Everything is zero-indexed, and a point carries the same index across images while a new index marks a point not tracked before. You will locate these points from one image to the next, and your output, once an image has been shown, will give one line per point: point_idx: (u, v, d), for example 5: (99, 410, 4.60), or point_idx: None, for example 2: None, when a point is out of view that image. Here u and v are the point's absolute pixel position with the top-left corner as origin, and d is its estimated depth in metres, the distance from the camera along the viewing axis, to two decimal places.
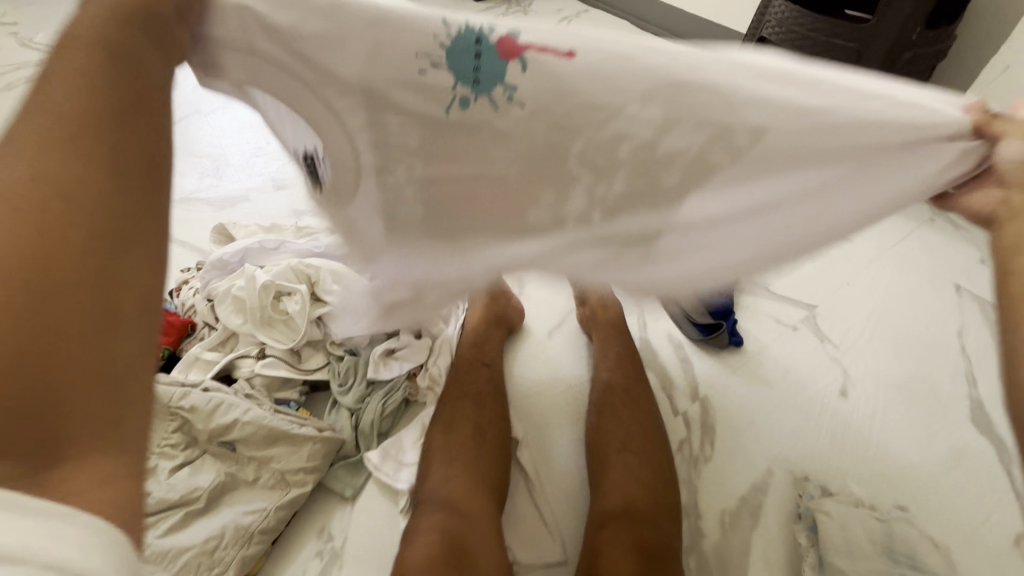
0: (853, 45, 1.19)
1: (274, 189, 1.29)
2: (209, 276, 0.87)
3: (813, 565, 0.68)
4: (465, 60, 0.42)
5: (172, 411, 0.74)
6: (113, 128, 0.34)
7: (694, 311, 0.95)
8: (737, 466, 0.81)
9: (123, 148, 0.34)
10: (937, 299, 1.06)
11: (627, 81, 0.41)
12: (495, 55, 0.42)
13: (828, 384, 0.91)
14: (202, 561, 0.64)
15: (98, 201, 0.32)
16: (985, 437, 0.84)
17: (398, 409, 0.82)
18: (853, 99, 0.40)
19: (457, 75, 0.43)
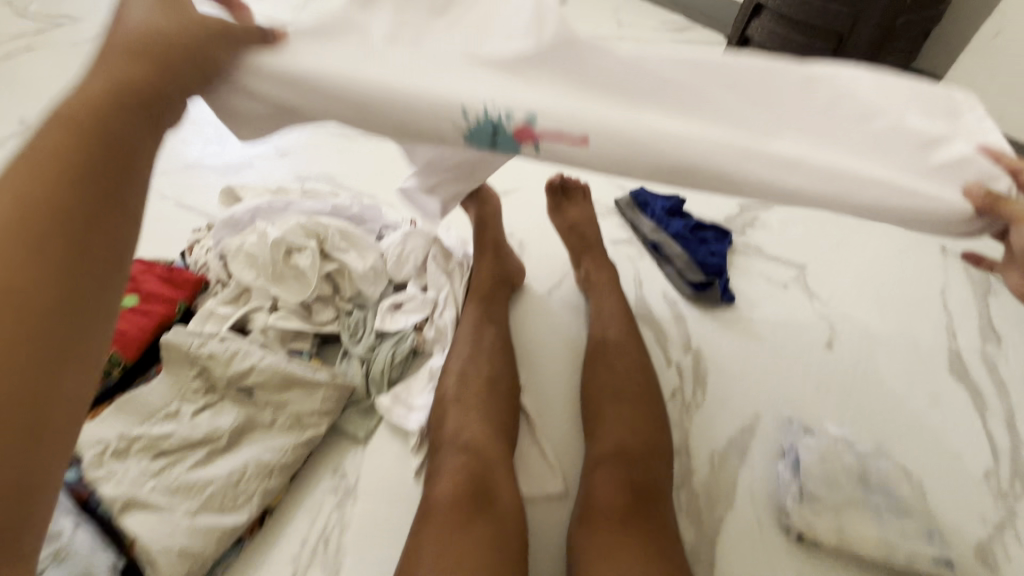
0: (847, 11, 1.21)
1: (277, 156, 1.31)
2: (221, 234, 0.90)
3: (795, 495, 0.73)
4: (483, 139, 0.49)
5: (191, 359, 0.78)
6: (76, 221, 0.39)
7: (688, 269, 1.03)
8: (725, 411, 0.85)
9: (84, 243, 0.39)
10: (922, 258, 1.10)
11: (636, 163, 0.47)
12: (512, 139, 0.49)
13: (815, 338, 0.95)
14: (227, 492, 0.68)
15: (51, 249, 0.38)
16: (961, 384, 0.89)
17: (407, 359, 0.86)
18: (851, 178, 0.45)
19: (476, 144, 0.50)
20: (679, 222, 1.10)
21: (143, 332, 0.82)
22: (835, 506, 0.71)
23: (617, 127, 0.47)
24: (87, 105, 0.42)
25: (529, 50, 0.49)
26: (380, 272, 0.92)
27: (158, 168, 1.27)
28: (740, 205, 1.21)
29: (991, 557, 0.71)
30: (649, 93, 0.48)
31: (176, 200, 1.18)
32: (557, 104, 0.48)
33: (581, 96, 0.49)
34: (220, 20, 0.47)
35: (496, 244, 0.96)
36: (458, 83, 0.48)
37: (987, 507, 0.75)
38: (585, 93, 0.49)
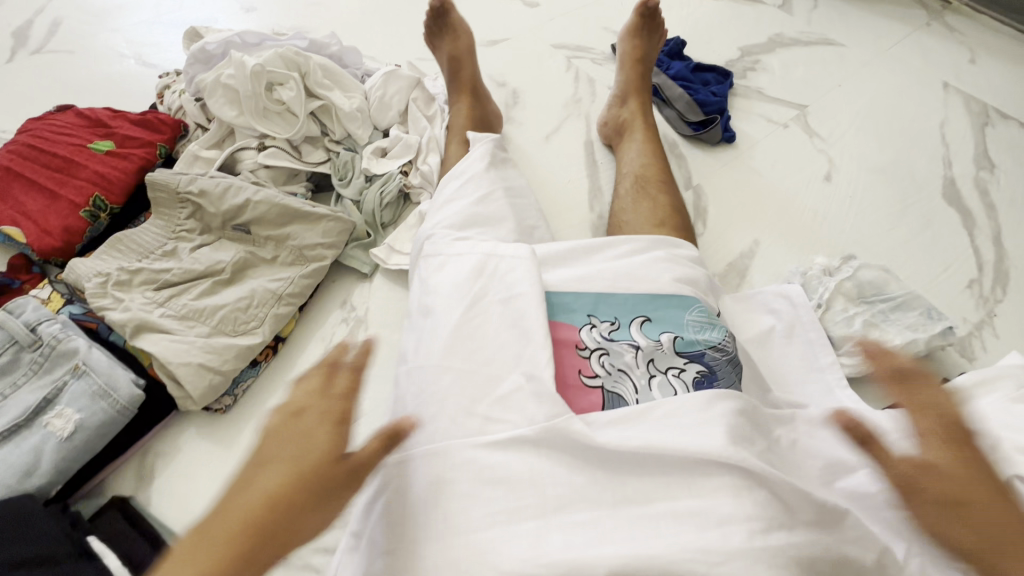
0: None
1: (241, 11, 1.18)
2: (193, 71, 0.85)
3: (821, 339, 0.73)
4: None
5: (181, 198, 0.75)
6: None
7: (689, 110, 1.00)
8: (725, 240, 0.86)
9: None
10: (924, 95, 1.08)
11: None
12: None
13: (814, 171, 0.95)
14: (236, 317, 0.68)
15: None
16: (953, 208, 0.91)
17: (396, 203, 0.83)
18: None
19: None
20: (679, 63, 1.06)
21: (127, 176, 0.78)
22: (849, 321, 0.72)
23: (629, 503, 0.45)
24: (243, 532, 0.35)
25: (527, 430, 0.48)
26: (368, 114, 0.88)
27: (111, 27, 1.15)
28: (741, 50, 1.15)
29: (969, 348, 0.76)
30: (652, 486, 0.46)
31: (136, 59, 1.08)
32: (573, 481, 0.46)
33: (594, 483, 0.46)
34: (360, 458, 0.41)
35: (474, 85, 0.88)
36: (463, 548, 0.43)
37: (968, 309, 0.80)
38: (612, 471, 0.47)
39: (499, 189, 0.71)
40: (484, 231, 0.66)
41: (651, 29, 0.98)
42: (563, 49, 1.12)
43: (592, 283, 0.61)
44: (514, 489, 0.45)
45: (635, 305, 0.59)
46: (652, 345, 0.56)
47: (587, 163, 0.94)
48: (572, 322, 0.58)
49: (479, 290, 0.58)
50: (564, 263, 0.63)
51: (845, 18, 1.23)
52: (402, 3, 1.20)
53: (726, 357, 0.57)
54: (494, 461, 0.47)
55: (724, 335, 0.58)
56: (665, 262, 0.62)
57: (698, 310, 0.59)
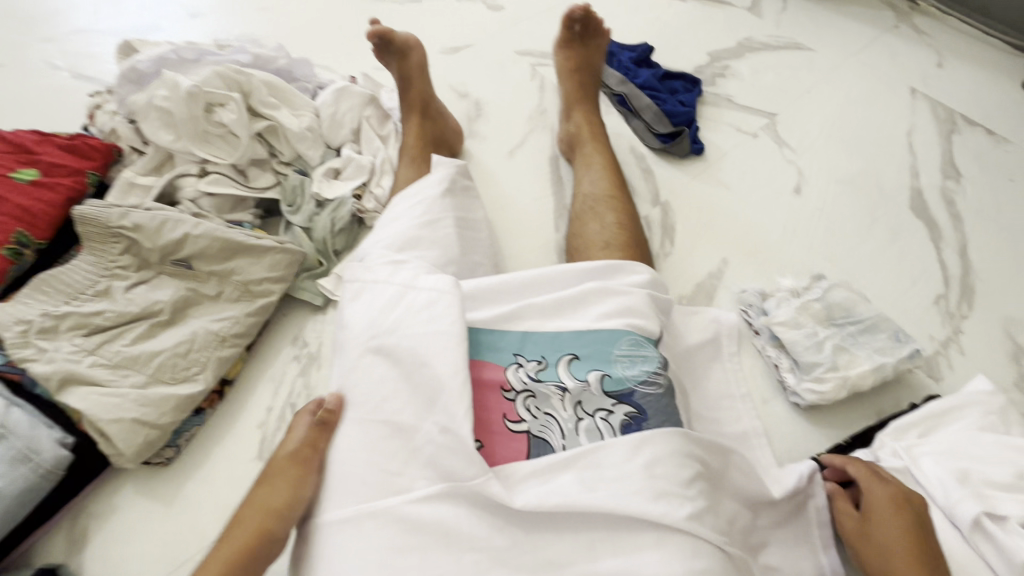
0: None
1: (187, 17, 1.11)
2: (125, 91, 0.79)
3: (789, 368, 0.72)
4: None
5: (113, 232, 0.69)
6: None
7: (657, 121, 0.97)
8: (692, 259, 0.84)
9: None
10: (892, 101, 1.07)
11: None
12: None
13: (783, 184, 0.93)
14: (177, 363, 0.64)
15: None
16: (920, 219, 0.90)
17: (349, 229, 0.78)
18: None
19: None
20: (646, 71, 1.04)
21: (53, 209, 0.72)
22: (817, 345, 0.71)
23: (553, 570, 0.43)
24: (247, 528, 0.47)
25: (437, 488, 0.45)
26: (318, 133, 0.83)
27: (45, 36, 1.07)
28: (710, 55, 1.12)
29: (936, 367, 0.75)
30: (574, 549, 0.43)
31: (70, 71, 1.01)
32: (492, 544, 0.43)
33: (514, 545, 0.43)
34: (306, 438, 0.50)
35: (425, 101, 0.83)
36: None
37: (935, 326, 0.79)
38: (531, 534, 0.44)
39: (448, 219, 0.66)
40: (425, 255, 0.62)
41: (585, 36, 0.95)
42: (528, 56, 1.08)
43: (521, 324, 0.57)
44: (423, 550, 0.42)
45: (562, 342, 0.55)
46: (580, 386, 0.52)
47: (552, 179, 0.90)
48: (498, 361, 0.54)
49: (394, 326, 0.52)
50: (495, 298, 0.58)
51: (814, 21, 1.21)
52: (360, 8, 1.14)
53: (659, 391, 0.52)
54: (406, 519, 0.43)
55: (656, 367, 0.53)
56: (596, 291, 0.58)
57: (628, 342, 0.54)
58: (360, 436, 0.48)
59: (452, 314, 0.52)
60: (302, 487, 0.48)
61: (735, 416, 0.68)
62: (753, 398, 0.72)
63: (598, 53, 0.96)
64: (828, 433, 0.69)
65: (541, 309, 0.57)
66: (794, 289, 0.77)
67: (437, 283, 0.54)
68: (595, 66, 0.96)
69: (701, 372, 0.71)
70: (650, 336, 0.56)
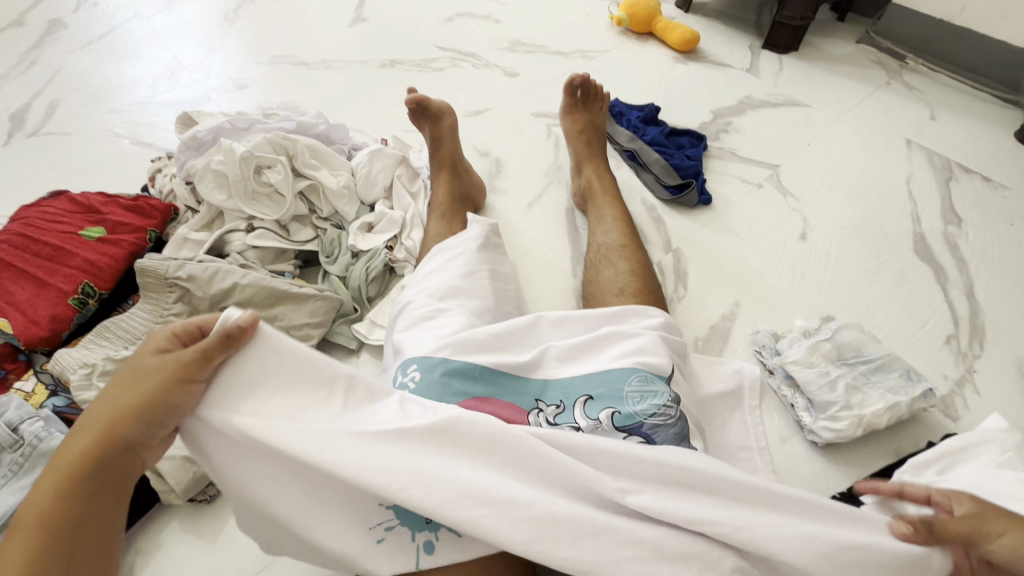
0: None
1: (235, 89, 1.23)
2: (184, 156, 0.88)
3: (805, 409, 0.74)
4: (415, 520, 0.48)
5: (169, 282, 0.74)
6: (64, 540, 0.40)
7: (665, 174, 1.04)
8: (705, 302, 0.88)
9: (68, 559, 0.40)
10: (890, 152, 1.13)
11: None
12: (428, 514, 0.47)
13: (790, 231, 0.98)
14: None
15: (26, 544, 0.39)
16: (925, 262, 0.93)
17: (382, 277, 0.84)
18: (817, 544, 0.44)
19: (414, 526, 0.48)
20: (654, 129, 1.12)
21: (116, 262, 0.79)
22: (831, 385, 0.73)
23: (500, 502, 0.43)
24: (105, 440, 0.42)
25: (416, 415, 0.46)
26: (354, 191, 0.91)
27: (108, 107, 1.20)
28: (713, 112, 1.21)
29: (952, 407, 0.77)
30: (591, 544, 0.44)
31: (131, 138, 1.12)
32: (461, 478, 0.44)
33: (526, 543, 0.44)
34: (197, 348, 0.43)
35: (454, 160, 0.91)
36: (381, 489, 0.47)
37: (948, 366, 0.81)
38: (495, 475, 0.45)
39: (482, 269, 0.72)
40: (460, 303, 0.66)
41: (587, 101, 1.06)
42: (544, 117, 1.17)
43: (551, 371, 0.61)
44: (378, 455, 0.44)
45: (579, 384, 0.59)
46: (593, 424, 0.55)
47: (569, 230, 0.96)
48: (520, 405, 0.57)
49: (442, 361, 0.57)
50: (515, 344, 0.62)
51: (810, 80, 1.29)
52: (390, 78, 1.26)
53: (669, 421, 0.54)
54: (364, 444, 0.44)
55: (666, 400, 0.55)
56: (610, 335, 0.61)
57: (638, 378, 0.57)
58: (300, 370, 0.46)
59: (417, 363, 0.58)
60: (171, 401, 0.42)
61: (753, 467, 0.69)
62: (771, 437, 0.74)
63: (599, 113, 1.06)
64: (848, 472, 0.71)
65: (576, 353, 0.61)
66: (806, 330, 0.81)
67: (476, 332, 0.61)
68: (599, 125, 1.05)
69: (721, 422, 0.72)
70: (661, 372, 0.58)
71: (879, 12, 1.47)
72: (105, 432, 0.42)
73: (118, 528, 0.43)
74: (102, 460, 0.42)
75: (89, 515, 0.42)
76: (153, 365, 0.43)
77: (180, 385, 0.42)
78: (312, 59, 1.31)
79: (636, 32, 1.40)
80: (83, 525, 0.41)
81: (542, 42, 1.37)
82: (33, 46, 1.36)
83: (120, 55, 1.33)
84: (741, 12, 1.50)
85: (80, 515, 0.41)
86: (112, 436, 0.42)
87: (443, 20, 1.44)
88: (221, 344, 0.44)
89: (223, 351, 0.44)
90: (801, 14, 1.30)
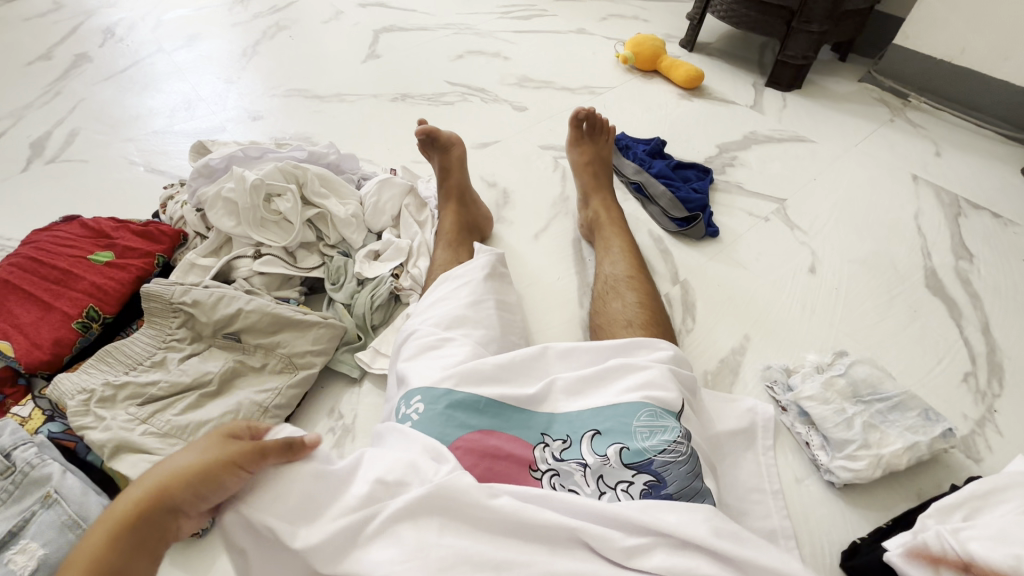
0: None
1: (249, 119, 1.26)
2: (196, 184, 0.89)
3: (820, 446, 0.72)
4: None
5: (175, 307, 0.74)
6: None
7: (672, 206, 1.04)
8: (714, 336, 0.87)
9: None
10: (897, 188, 1.13)
11: None
12: None
13: (798, 264, 0.97)
14: None
15: None
16: (939, 298, 0.92)
17: (387, 305, 0.84)
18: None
19: None
20: (660, 162, 1.13)
21: (122, 286, 0.79)
22: (847, 424, 0.71)
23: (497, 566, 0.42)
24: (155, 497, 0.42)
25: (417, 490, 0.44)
26: (362, 219, 0.92)
27: (126, 136, 1.23)
28: (718, 147, 1.22)
29: (975, 448, 0.74)
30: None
31: (145, 166, 1.14)
32: (457, 544, 0.42)
33: None
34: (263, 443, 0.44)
35: (462, 190, 0.92)
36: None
37: (968, 405, 0.78)
38: (495, 539, 0.43)
39: (488, 298, 0.71)
40: (466, 332, 0.65)
41: (592, 136, 1.07)
42: (551, 150, 1.19)
43: (556, 406, 0.59)
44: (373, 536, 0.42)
45: (586, 419, 0.57)
46: (600, 460, 0.53)
47: (575, 260, 0.96)
48: (525, 439, 0.56)
49: (446, 392, 0.56)
50: (520, 378, 0.61)
51: (814, 116, 1.31)
52: (401, 111, 1.29)
53: (680, 459, 0.52)
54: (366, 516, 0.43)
55: (676, 436, 0.53)
56: (618, 368, 0.60)
57: (647, 414, 0.55)
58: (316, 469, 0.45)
59: (418, 399, 0.56)
60: (222, 480, 0.42)
61: (765, 511, 0.66)
62: (785, 477, 0.71)
63: (606, 146, 1.07)
64: (868, 515, 0.68)
65: (584, 387, 0.60)
66: (818, 365, 0.79)
67: (481, 362, 0.59)
68: (605, 158, 1.06)
69: (733, 461, 0.69)
70: (671, 407, 0.56)
71: (880, 52, 1.51)
72: (156, 491, 0.42)
73: None
74: (146, 521, 0.41)
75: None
76: (220, 444, 0.44)
77: (237, 470, 0.43)
78: (326, 92, 1.35)
79: (641, 69, 1.43)
80: None
81: (550, 78, 1.41)
82: (58, 78, 1.40)
83: (140, 87, 1.38)
84: (745, 52, 1.54)
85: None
86: (161, 500, 0.42)
87: (454, 56, 1.49)
88: (287, 447, 0.45)
89: (282, 455, 0.45)
90: (803, 54, 1.33)
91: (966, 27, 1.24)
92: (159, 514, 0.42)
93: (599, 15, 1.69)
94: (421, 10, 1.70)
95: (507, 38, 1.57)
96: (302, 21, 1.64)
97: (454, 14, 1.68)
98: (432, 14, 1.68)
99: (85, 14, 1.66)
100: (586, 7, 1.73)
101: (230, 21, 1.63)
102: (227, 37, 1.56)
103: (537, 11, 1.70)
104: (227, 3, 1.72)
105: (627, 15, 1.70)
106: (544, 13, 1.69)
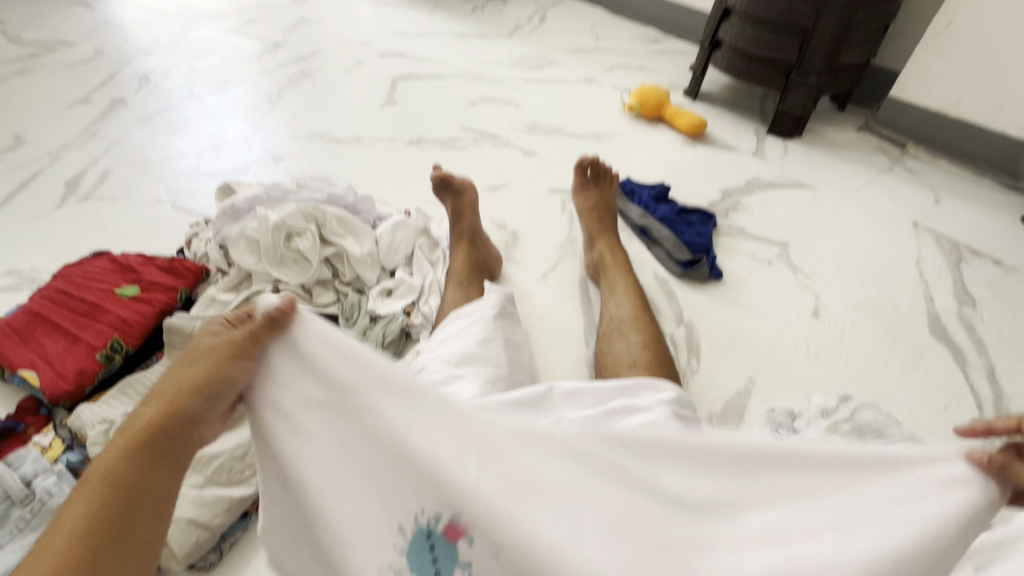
0: (796, 40, 1.33)
1: (272, 161, 1.33)
2: (220, 223, 0.94)
3: None
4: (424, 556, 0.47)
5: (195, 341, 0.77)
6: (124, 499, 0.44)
7: (676, 249, 1.06)
8: (718, 377, 0.88)
9: (128, 519, 0.44)
10: (897, 233, 1.15)
11: None
12: (444, 539, 0.46)
13: (802, 307, 0.99)
14: (234, 465, 0.67)
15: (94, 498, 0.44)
16: (942, 343, 0.93)
17: (398, 341, 0.86)
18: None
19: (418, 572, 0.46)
20: (665, 206, 1.16)
21: (146, 320, 0.82)
22: None
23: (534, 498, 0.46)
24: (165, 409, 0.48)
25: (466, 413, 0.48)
26: (376, 258, 0.96)
27: (156, 175, 1.30)
28: (722, 192, 1.26)
29: None
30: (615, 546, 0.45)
31: (172, 204, 1.20)
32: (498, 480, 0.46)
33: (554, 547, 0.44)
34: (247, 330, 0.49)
35: (473, 231, 0.96)
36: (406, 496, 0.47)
37: None
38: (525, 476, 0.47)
39: (497, 337, 0.73)
40: (475, 371, 0.67)
41: (598, 181, 1.12)
42: (559, 193, 1.24)
43: None
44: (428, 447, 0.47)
45: None
46: None
47: (582, 301, 0.99)
48: None
49: None
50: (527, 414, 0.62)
51: (814, 163, 1.36)
52: (416, 155, 1.35)
53: None
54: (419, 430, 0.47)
55: None
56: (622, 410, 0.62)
57: None
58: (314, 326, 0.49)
59: None
60: (224, 374, 0.48)
61: None
62: None
63: (611, 191, 1.12)
64: None
65: None
66: (823, 408, 0.79)
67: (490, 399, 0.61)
68: (611, 202, 1.10)
69: None
70: None
71: (876, 102, 1.56)
72: (171, 401, 0.48)
73: (171, 502, 0.47)
74: (165, 429, 0.47)
75: (148, 483, 0.45)
76: (209, 345, 0.49)
77: (232, 359, 0.48)
78: (345, 135, 1.42)
79: (646, 117, 1.50)
80: (145, 488, 0.45)
81: (559, 125, 1.48)
82: (95, 121, 1.50)
83: (171, 129, 1.46)
84: (746, 101, 1.61)
85: (140, 478, 0.45)
86: (176, 406, 0.48)
87: (467, 103, 1.57)
88: (270, 325, 0.49)
89: (269, 332, 0.49)
90: (802, 105, 1.39)
91: (959, 81, 1.30)
92: (178, 418, 0.47)
93: (606, 65, 1.78)
94: (437, 60, 1.81)
95: (518, 86, 1.65)
96: (325, 69, 1.74)
97: (468, 63, 1.78)
98: (447, 64, 1.78)
99: (124, 61, 1.78)
100: (593, 58, 1.82)
101: (258, 68, 1.74)
102: (254, 83, 1.66)
103: (547, 62, 1.79)
104: (255, 52, 1.84)
105: (633, 66, 1.79)
106: (553, 64, 1.78)
